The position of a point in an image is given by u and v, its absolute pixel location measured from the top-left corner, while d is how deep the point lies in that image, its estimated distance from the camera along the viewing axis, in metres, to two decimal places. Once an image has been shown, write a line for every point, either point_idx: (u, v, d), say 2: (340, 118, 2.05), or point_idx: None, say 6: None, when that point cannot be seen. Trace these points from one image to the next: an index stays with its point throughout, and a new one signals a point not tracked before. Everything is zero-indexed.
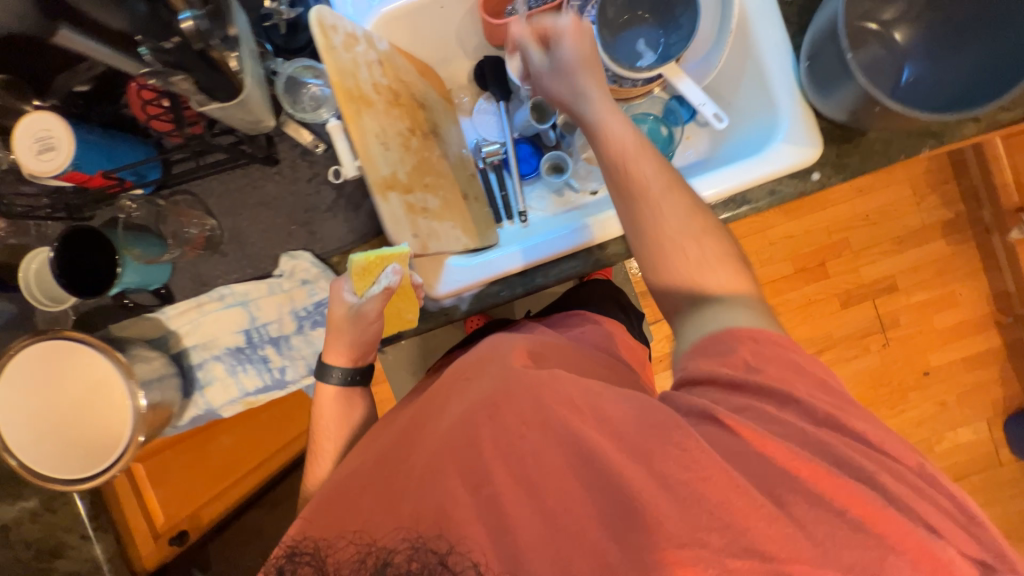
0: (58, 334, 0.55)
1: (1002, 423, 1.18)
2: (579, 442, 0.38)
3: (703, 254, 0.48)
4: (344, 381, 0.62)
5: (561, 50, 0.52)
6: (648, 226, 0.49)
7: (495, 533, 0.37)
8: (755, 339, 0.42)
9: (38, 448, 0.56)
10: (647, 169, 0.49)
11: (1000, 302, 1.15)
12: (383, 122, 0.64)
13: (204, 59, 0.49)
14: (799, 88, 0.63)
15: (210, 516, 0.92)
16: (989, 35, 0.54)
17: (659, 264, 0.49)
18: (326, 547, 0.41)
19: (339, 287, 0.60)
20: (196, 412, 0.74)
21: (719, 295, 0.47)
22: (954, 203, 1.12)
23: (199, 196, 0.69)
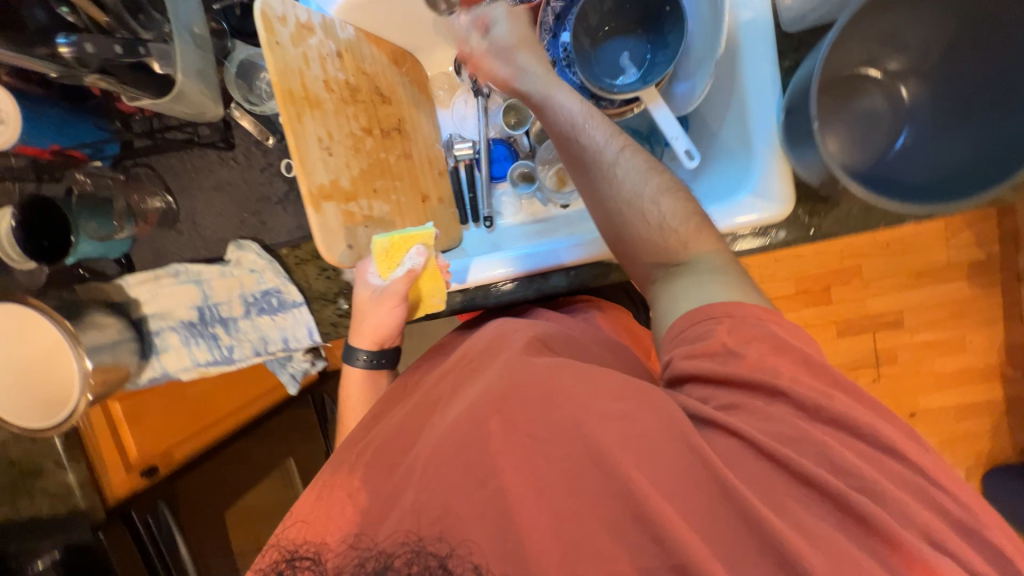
0: (24, 305, 0.74)
1: (980, 472, 1.60)
2: (581, 440, 0.46)
3: (660, 215, 0.58)
4: (372, 362, 0.79)
5: (501, 34, 0.65)
6: (607, 197, 0.59)
7: (501, 528, 0.44)
8: (730, 317, 0.51)
9: (16, 408, 0.78)
10: (594, 130, 0.59)
11: (1010, 355, 1.53)
12: (329, 127, 0.71)
13: (120, 65, 0.54)
14: (774, 140, 0.69)
15: (180, 455, 1.10)
16: (992, 114, 0.59)
17: (623, 233, 0.59)
18: (324, 552, 0.49)
19: (366, 268, 0.73)
20: (154, 372, 0.88)
21: (685, 256, 0.57)
22: (980, 246, 1.45)
23: (158, 171, 0.81)
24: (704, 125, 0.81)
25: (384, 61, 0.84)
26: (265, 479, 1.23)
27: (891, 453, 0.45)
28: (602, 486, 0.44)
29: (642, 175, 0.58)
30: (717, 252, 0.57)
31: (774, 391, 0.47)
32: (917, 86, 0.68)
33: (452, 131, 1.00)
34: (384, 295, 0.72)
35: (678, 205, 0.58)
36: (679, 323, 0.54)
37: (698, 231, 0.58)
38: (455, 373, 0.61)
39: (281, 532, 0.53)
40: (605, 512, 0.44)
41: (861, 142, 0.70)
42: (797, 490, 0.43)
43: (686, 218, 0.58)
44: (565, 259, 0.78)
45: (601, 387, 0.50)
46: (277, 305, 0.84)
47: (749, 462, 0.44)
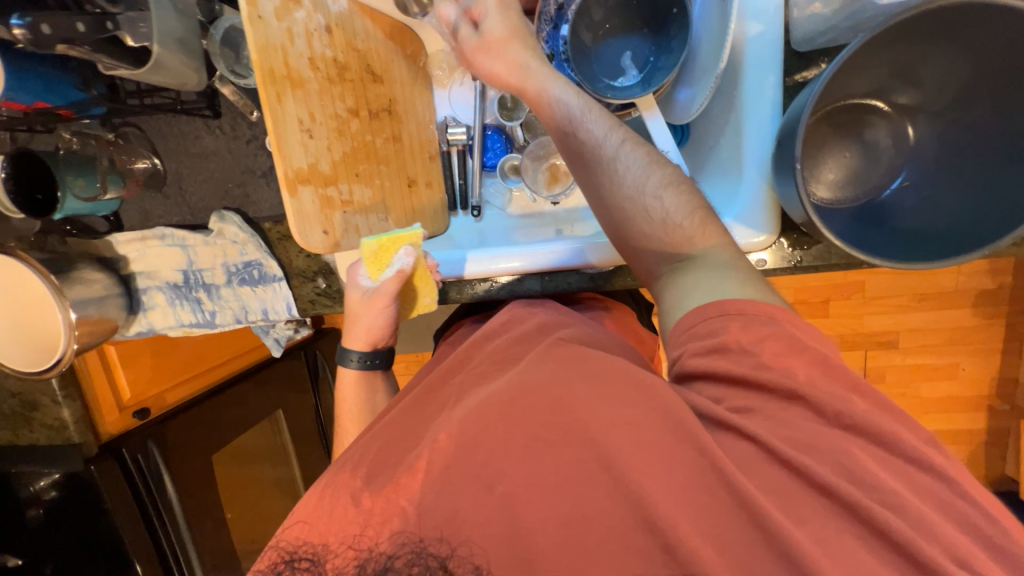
0: (16, 256, 0.77)
1: None
2: (593, 452, 0.46)
3: (663, 209, 0.58)
4: (363, 363, 0.80)
5: (491, 26, 0.64)
6: (609, 194, 0.59)
7: (510, 533, 0.46)
8: (743, 315, 0.50)
9: (17, 349, 0.82)
10: (594, 126, 0.60)
11: (1005, 388, 1.50)
12: (308, 107, 0.70)
13: (86, 43, 0.54)
14: (768, 166, 0.67)
15: (172, 401, 1.16)
16: (999, 168, 0.55)
17: (627, 229, 0.60)
18: (326, 553, 0.49)
19: (356, 273, 0.75)
20: (141, 327, 0.91)
21: (691, 251, 0.57)
22: (999, 276, 1.39)
23: (145, 132, 0.83)
24: (700, 141, 0.78)
25: (379, 37, 0.80)
26: (256, 425, 1.31)
27: (921, 493, 0.43)
28: (613, 499, 0.45)
29: (642, 169, 0.59)
30: (723, 247, 0.57)
31: (791, 394, 0.46)
32: (924, 126, 0.64)
33: (448, 114, 0.93)
34: (375, 295, 0.73)
35: (682, 198, 0.58)
36: (686, 320, 0.52)
37: (703, 226, 0.58)
38: (467, 374, 0.62)
39: (281, 533, 0.52)
40: (619, 528, 0.44)
41: (859, 180, 0.68)
42: (835, 530, 0.41)
43: (691, 211, 0.58)
44: (592, 260, 0.77)
45: (614, 392, 0.49)
46: (258, 277, 0.86)
47: (779, 497, 0.42)
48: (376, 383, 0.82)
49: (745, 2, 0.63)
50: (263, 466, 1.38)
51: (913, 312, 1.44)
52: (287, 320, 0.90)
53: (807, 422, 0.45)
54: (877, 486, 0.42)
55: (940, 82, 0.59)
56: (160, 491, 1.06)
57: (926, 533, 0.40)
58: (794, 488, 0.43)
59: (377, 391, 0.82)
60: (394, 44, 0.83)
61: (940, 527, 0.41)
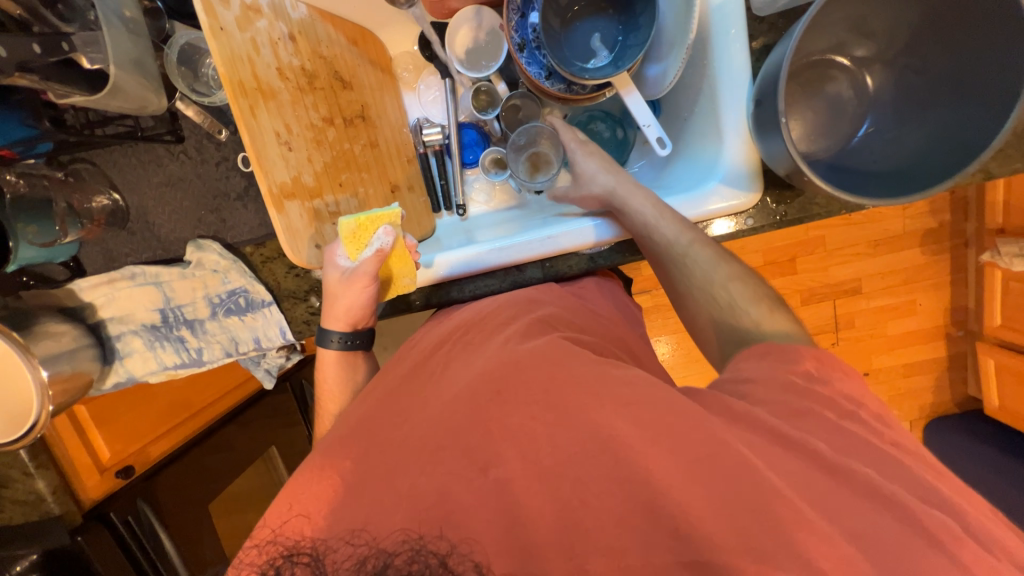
0: None
1: (919, 422, 1.72)
2: (590, 427, 0.47)
3: (730, 297, 0.63)
4: (344, 344, 0.77)
5: (581, 164, 0.82)
6: (678, 281, 0.67)
7: (507, 521, 0.44)
8: (817, 357, 0.53)
9: None
10: (662, 226, 0.69)
11: (958, 317, 1.64)
12: (284, 117, 0.67)
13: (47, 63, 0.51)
14: (745, 129, 0.69)
15: (156, 454, 1.05)
16: (955, 103, 0.60)
17: (694, 311, 0.66)
18: (326, 549, 0.44)
19: (332, 252, 0.71)
20: (119, 378, 0.84)
21: (758, 335, 0.59)
22: (942, 214, 1.53)
23: (101, 167, 0.78)
24: (676, 113, 0.82)
25: (342, 42, 0.79)
26: (250, 466, 1.24)
27: None
28: (609, 473, 0.44)
29: (712, 263, 0.65)
30: (795, 333, 0.58)
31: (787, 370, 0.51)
32: (881, 73, 0.69)
33: (420, 116, 0.95)
34: (354, 275, 0.69)
35: (748, 290, 0.63)
36: (760, 347, 0.55)
37: (771, 313, 0.60)
38: (452, 343, 0.66)
39: (278, 529, 0.48)
40: (618, 504, 0.43)
41: (825, 131, 0.73)
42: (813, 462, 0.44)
43: (759, 298, 0.62)
44: (562, 244, 0.78)
45: (611, 377, 0.52)
46: (245, 305, 0.81)
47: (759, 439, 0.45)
48: (356, 363, 0.80)
49: None
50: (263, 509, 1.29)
51: (872, 257, 1.54)
52: (281, 346, 0.85)
53: None
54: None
55: (890, 34, 0.65)
56: (164, 559, 1.00)
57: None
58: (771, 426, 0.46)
59: (359, 370, 0.81)
60: (358, 48, 0.83)
61: None
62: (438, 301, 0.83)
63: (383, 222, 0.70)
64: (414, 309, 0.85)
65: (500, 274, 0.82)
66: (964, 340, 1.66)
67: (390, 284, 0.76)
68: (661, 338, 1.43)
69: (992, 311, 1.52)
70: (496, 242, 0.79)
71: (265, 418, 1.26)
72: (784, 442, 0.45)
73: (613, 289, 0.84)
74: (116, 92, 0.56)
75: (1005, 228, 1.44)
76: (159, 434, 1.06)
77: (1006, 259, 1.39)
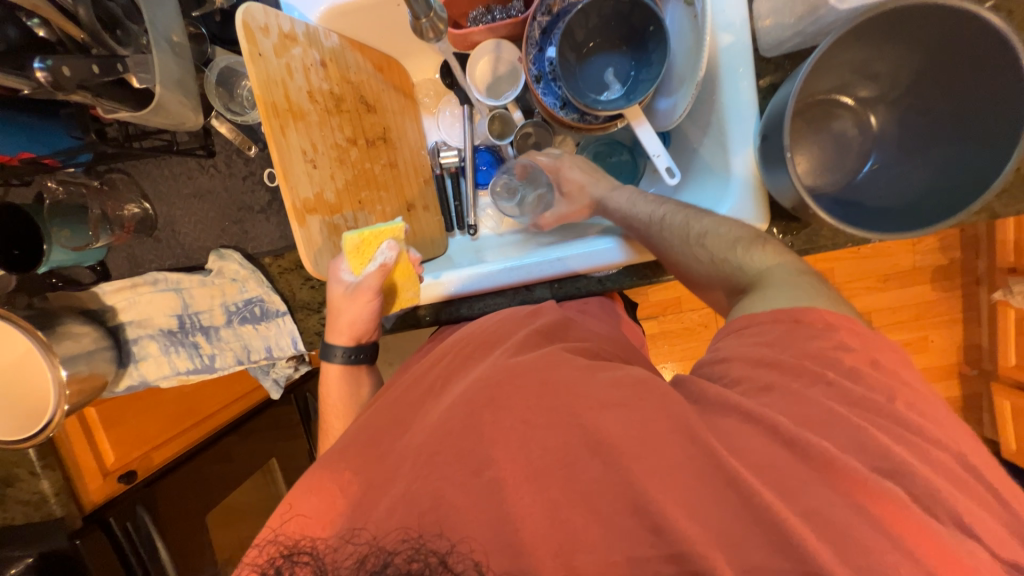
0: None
1: None
2: (581, 433, 0.47)
3: (711, 250, 0.65)
4: (348, 358, 0.79)
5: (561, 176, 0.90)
6: (666, 257, 0.70)
7: (496, 518, 0.44)
8: (793, 320, 0.53)
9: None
10: (639, 211, 0.75)
11: (972, 358, 1.61)
12: (312, 136, 0.70)
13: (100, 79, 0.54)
14: (753, 162, 0.72)
15: (160, 461, 1.06)
16: (958, 143, 0.62)
17: (691, 278, 0.68)
18: (326, 547, 0.46)
19: (337, 266, 0.73)
20: (132, 380, 0.86)
21: (753, 276, 0.61)
22: (951, 251, 1.53)
23: (134, 177, 0.82)
24: (685, 144, 0.85)
25: (369, 69, 0.84)
26: (251, 475, 1.23)
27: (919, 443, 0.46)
28: (598, 476, 0.45)
29: (683, 224, 0.68)
30: (784, 264, 0.60)
31: (778, 368, 0.50)
32: (885, 113, 0.71)
33: (438, 140, 0.99)
34: (358, 290, 0.72)
35: (724, 237, 0.65)
36: (741, 321, 0.56)
37: (754, 251, 0.63)
38: (452, 355, 0.64)
39: (279, 528, 0.49)
40: (607, 505, 0.44)
41: (831, 165, 0.75)
42: (805, 476, 0.44)
43: (736, 245, 0.64)
44: (574, 267, 0.79)
45: (599, 380, 0.52)
46: (260, 314, 0.83)
47: (747, 450, 0.45)
48: (361, 376, 0.81)
49: (714, 16, 0.69)
50: (253, 523, 1.26)
51: (882, 292, 1.54)
52: (291, 356, 0.87)
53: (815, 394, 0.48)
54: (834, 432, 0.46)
55: (893, 76, 0.67)
56: (156, 564, 0.98)
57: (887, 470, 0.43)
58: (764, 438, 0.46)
59: (363, 382, 0.82)
60: (383, 75, 0.88)
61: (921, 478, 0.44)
62: (447, 317, 0.85)
63: (387, 236, 0.73)
64: (422, 324, 0.87)
65: (510, 293, 0.84)
66: (979, 381, 1.62)
67: (394, 298, 0.79)
68: (668, 364, 1.43)
69: (1006, 351, 1.49)
70: (503, 265, 0.81)
71: (269, 428, 1.28)
72: (783, 457, 0.45)
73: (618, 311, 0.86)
74: (159, 110, 0.62)
75: (1017, 267, 1.41)
76: (163, 440, 1.07)
77: (1018, 298, 1.38)
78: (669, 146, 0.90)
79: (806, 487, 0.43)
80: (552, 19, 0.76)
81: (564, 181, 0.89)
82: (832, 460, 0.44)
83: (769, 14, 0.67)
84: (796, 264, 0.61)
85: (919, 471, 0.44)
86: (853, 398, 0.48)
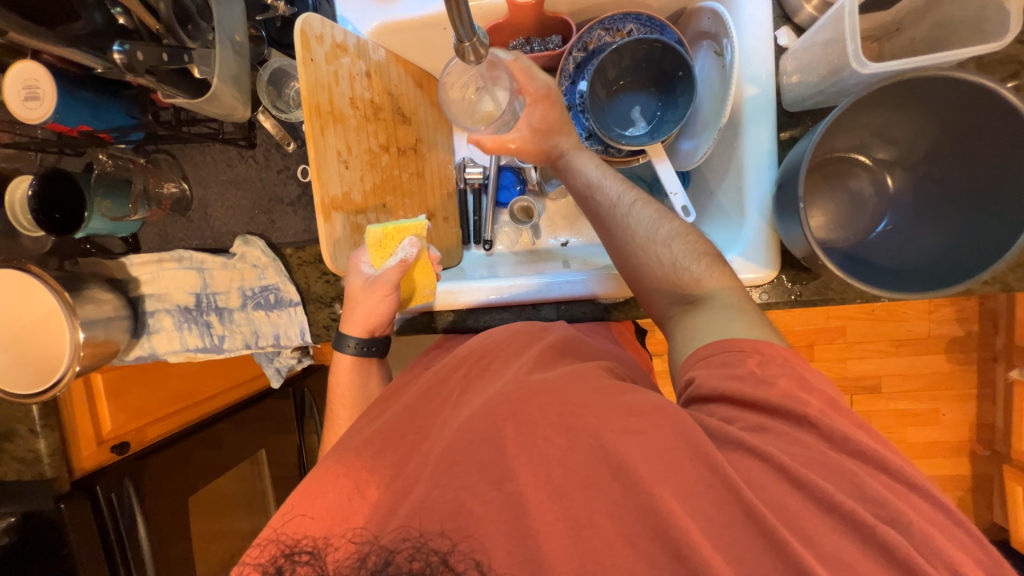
0: (26, 269, 0.76)
1: None
2: (602, 454, 0.48)
3: (672, 255, 0.63)
4: (360, 350, 0.80)
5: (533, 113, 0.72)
6: (623, 244, 0.66)
7: (517, 532, 0.45)
8: (760, 353, 0.53)
9: (8, 368, 0.78)
10: (609, 190, 0.69)
11: (986, 437, 1.55)
12: (348, 139, 0.74)
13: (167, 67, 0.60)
14: (767, 210, 0.73)
15: (152, 436, 1.06)
16: (977, 212, 0.62)
17: (639, 272, 0.65)
18: (326, 546, 0.49)
19: (359, 258, 0.75)
20: (142, 352, 0.89)
21: (700, 292, 0.61)
22: (969, 323, 1.49)
23: (178, 159, 0.87)
24: (704, 185, 0.87)
25: (410, 84, 0.89)
26: (235, 466, 1.21)
27: (925, 504, 0.45)
28: (619, 499, 0.46)
29: (654, 220, 0.66)
30: (731, 289, 0.61)
31: (802, 414, 0.49)
32: (902, 177, 0.73)
33: (466, 156, 1.04)
34: (377, 282, 0.74)
35: (689, 248, 0.64)
36: (708, 347, 0.55)
37: (711, 270, 0.62)
38: (468, 368, 0.65)
39: (280, 527, 0.51)
40: (629, 528, 0.45)
41: (845, 222, 0.76)
42: (832, 523, 0.43)
43: (698, 257, 0.63)
44: (597, 291, 0.81)
45: (617, 405, 0.52)
46: (273, 302, 0.86)
47: (772, 493, 0.45)
48: (371, 370, 0.83)
49: (741, 69, 0.73)
50: (239, 516, 1.25)
51: (893, 356, 1.51)
52: (298, 347, 0.89)
53: (824, 446, 0.47)
54: (864, 484, 0.45)
55: (912, 142, 0.69)
56: (131, 539, 0.96)
57: (913, 526, 0.43)
58: (787, 481, 0.45)
59: (372, 376, 0.83)
60: (422, 91, 0.93)
61: (932, 539, 0.42)
62: (454, 325, 0.88)
63: (409, 233, 0.76)
64: (430, 329, 0.89)
65: (516, 310, 0.85)
66: (993, 462, 1.55)
67: (411, 294, 0.81)
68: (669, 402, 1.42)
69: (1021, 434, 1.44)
70: (523, 282, 0.83)
71: (266, 418, 1.30)
72: (786, 504, 0.44)
73: (625, 341, 0.87)
74: (213, 101, 0.67)
75: None
76: (159, 417, 1.08)
77: None
78: (690, 187, 0.92)
79: (837, 536, 0.43)
80: (586, 55, 0.80)
81: (527, 116, 0.71)
82: (840, 509, 0.43)
83: (796, 71, 0.70)
84: (741, 289, 0.62)
85: (938, 531, 0.43)
86: (864, 453, 0.47)
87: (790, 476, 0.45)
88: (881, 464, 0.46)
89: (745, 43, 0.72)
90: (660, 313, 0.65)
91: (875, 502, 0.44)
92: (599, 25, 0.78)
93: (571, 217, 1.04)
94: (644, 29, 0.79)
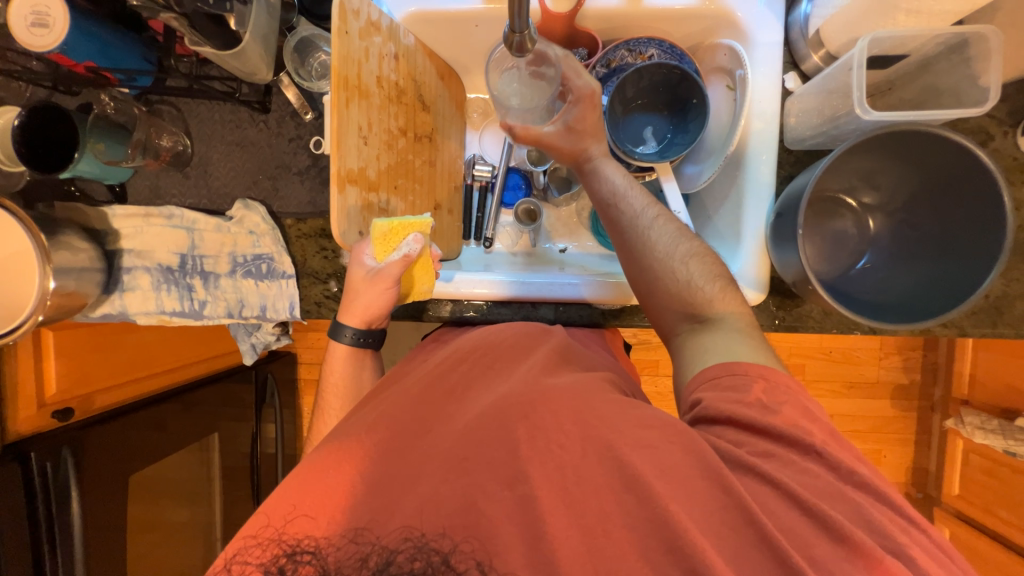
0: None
1: None
2: (615, 461, 0.49)
3: (689, 273, 0.66)
4: (356, 340, 0.79)
5: (571, 114, 0.74)
6: (642, 255, 0.69)
7: (530, 535, 0.47)
8: (763, 378, 0.56)
9: None
10: (633, 202, 0.71)
11: (921, 483, 1.66)
12: (372, 115, 0.74)
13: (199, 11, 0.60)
14: (763, 235, 0.78)
15: (100, 405, 0.98)
16: (948, 260, 0.69)
17: (654, 285, 0.68)
18: (327, 546, 0.47)
19: (364, 247, 0.74)
20: (111, 310, 0.83)
21: (710, 312, 0.65)
22: (913, 371, 1.61)
23: (182, 113, 0.83)
24: (703, 209, 0.92)
25: (433, 74, 0.90)
26: (184, 448, 1.12)
27: (905, 527, 0.49)
28: (626, 506, 0.47)
29: (674, 238, 0.68)
30: (740, 314, 0.65)
31: (796, 439, 0.52)
32: (881, 221, 0.79)
33: (476, 153, 1.05)
34: (378, 275, 0.74)
35: (705, 268, 0.67)
36: (712, 370, 0.58)
37: (723, 292, 0.65)
38: (471, 364, 0.64)
39: (283, 527, 0.49)
40: (641, 540, 0.46)
41: (828, 256, 0.81)
42: (831, 544, 0.46)
43: (713, 278, 0.66)
44: (591, 295, 0.84)
45: (630, 416, 0.54)
46: (265, 272, 0.83)
47: (765, 508, 0.48)
48: (364, 361, 0.82)
49: (752, 104, 0.78)
50: (177, 507, 1.12)
51: (846, 397, 1.61)
52: (284, 321, 0.86)
53: (819, 471, 0.51)
54: (851, 507, 0.48)
55: (895, 190, 0.76)
56: (63, 518, 0.86)
57: (893, 548, 0.46)
58: (777, 499, 0.49)
59: (366, 365, 0.82)
60: (444, 83, 0.94)
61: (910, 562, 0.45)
62: (450, 317, 0.88)
63: (413, 230, 0.75)
64: (424, 318, 0.88)
65: (515, 307, 0.86)
66: (925, 505, 1.65)
67: (409, 290, 0.80)
68: None
69: (951, 480, 1.55)
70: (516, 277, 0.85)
71: (226, 403, 1.24)
72: (775, 522, 0.47)
73: (618, 351, 0.89)
74: (240, 56, 0.65)
75: (969, 400, 1.49)
76: (114, 384, 1.01)
77: (967, 428, 1.41)
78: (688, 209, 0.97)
79: (832, 556, 0.45)
80: (608, 71, 0.84)
81: (566, 112, 0.74)
82: (831, 530, 0.46)
83: (798, 113, 0.77)
84: (749, 316, 0.65)
85: (919, 551, 0.47)
86: (849, 476, 0.50)
87: (789, 491, 0.48)
88: (866, 487, 0.50)
89: (757, 81, 0.78)
90: (668, 330, 0.68)
91: (858, 523, 0.47)
92: (623, 45, 0.83)
93: (571, 225, 1.07)
94: (665, 55, 0.83)
